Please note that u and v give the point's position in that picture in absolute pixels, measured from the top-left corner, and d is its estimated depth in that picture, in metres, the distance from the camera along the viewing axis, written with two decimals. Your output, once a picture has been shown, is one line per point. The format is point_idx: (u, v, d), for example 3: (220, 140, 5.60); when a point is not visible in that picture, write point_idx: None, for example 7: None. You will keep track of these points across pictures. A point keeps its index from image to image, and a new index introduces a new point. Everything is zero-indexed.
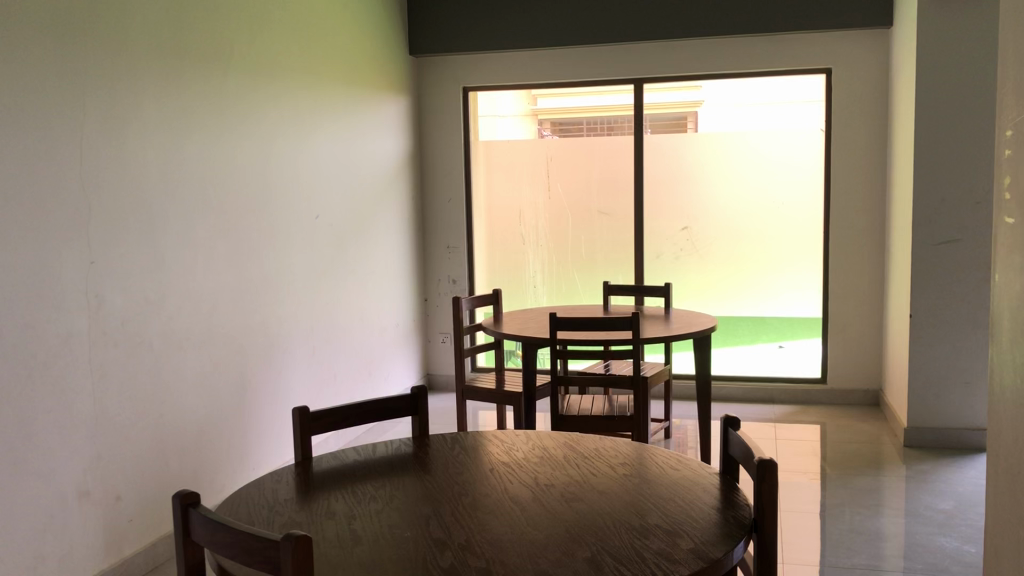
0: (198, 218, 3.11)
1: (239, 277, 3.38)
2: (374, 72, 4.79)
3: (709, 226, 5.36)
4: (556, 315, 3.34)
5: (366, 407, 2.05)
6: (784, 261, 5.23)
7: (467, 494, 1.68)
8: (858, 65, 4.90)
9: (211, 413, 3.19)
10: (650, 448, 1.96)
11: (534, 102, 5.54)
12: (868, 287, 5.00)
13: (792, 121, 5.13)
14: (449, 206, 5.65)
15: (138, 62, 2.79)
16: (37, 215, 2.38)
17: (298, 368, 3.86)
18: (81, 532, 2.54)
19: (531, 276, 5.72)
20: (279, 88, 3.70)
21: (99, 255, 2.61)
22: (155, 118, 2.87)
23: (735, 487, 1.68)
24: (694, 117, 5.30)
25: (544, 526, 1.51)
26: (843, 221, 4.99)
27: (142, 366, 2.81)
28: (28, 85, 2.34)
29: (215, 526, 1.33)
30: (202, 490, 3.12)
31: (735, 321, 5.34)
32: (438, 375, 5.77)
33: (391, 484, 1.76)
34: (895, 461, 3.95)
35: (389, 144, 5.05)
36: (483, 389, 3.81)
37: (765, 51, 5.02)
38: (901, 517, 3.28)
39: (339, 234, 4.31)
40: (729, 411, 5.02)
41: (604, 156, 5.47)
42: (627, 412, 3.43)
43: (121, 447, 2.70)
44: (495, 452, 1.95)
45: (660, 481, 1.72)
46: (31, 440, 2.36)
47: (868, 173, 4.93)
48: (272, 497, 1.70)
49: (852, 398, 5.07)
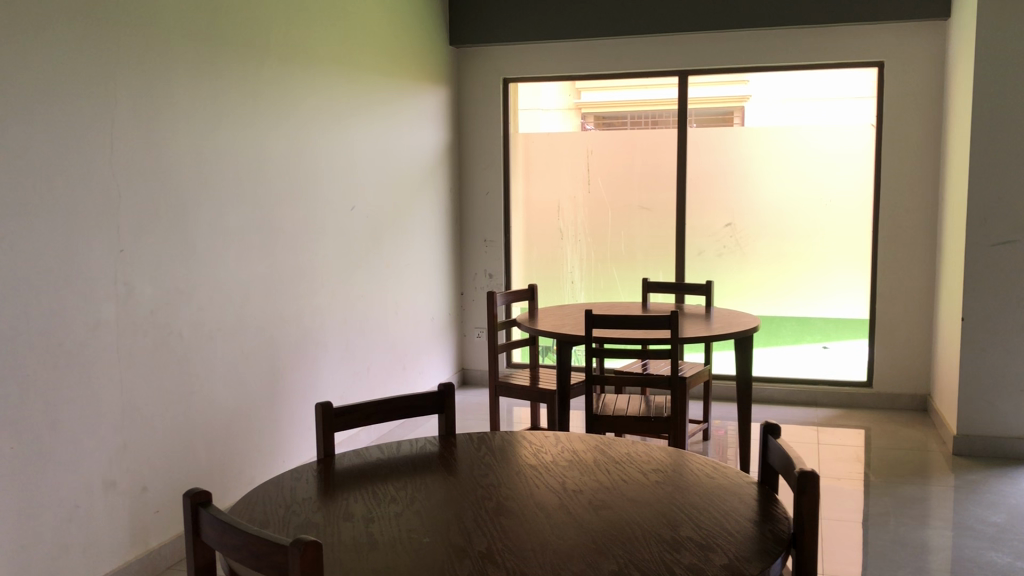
0: (230, 205, 3.07)
1: (272, 268, 3.35)
2: (414, 62, 4.74)
3: (754, 224, 5.23)
4: (592, 313, 3.25)
5: (389, 404, 1.99)
6: (831, 261, 5.09)
7: (491, 498, 1.61)
8: (914, 59, 4.73)
9: (242, 404, 3.16)
10: (683, 454, 1.87)
11: (577, 95, 5.48)
12: (918, 290, 4.84)
13: (842, 116, 4.98)
14: (487, 199, 5.59)
15: (171, 48, 2.76)
16: (67, 200, 2.35)
17: (331, 362, 3.83)
18: (106, 523, 2.51)
19: (569, 273, 5.64)
20: (316, 76, 3.66)
21: (129, 243, 2.58)
22: (190, 106, 2.84)
23: (774, 500, 1.59)
24: (741, 112, 5.16)
25: (570, 534, 1.44)
26: (894, 220, 4.84)
27: (172, 356, 2.78)
28: (60, 70, 2.31)
29: (225, 528, 1.27)
30: (232, 482, 3.10)
31: (778, 321, 5.22)
32: (473, 371, 5.72)
33: (412, 486, 1.69)
34: (943, 469, 3.80)
35: (428, 136, 5.00)
36: (516, 386, 3.73)
37: (816, 44, 4.88)
38: (950, 529, 3.15)
39: (375, 227, 4.28)
40: (770, 412, 4.89)
41: (647, 151, 5.37)
42: (664, 413, 3.34)
43: (148, 438, 2.67)
44: (523, 454, 1.88)
45: (695, 489, 1.64)
46: (56, 429, 2.33)
47: (920, 169, 4.77)
48: (290, 496, 1.64)
49: (899, 403, 4.92)
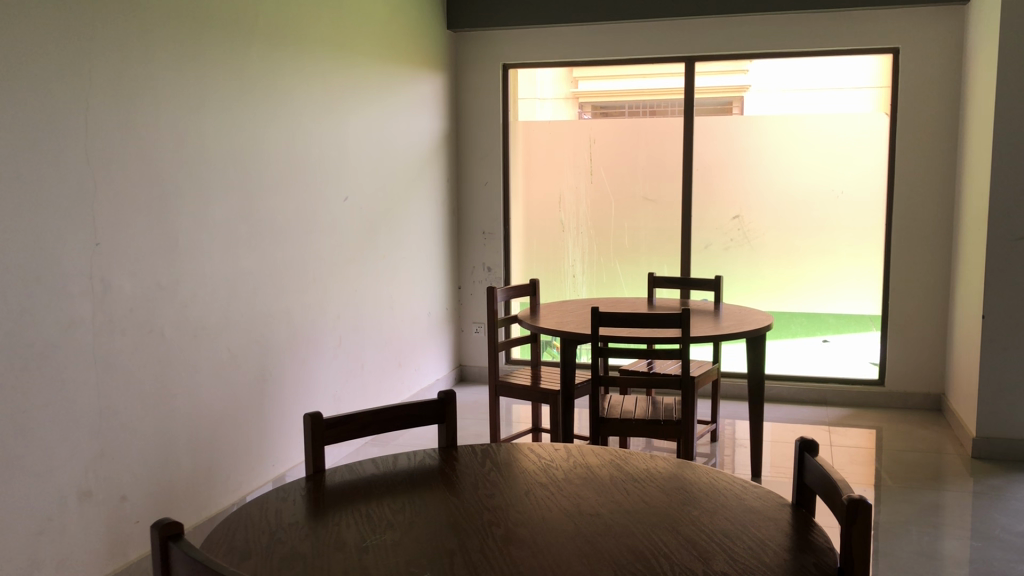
0: (216, 197, 2.90)
1: (260, 262, 3.17)
2: (410, 47, 4.56)
3: (763, 216, 5.06)
4: (598, 310, 3.08)
5: (384, 414, 1.83)
6: (842, 255, 4.93)
7: (498, 524, 1.45)
8: (930, 45, 4.57)
9: (229, 407, 3.00)
10: (706, 469, 1.71)
11: (574, 85, 5.33)
12: (933, 284, 4.69)
13: (854, 105, 4.81)
14: (486, 189, 5.42)
15: (152, 28, 2.58)
16: (39, 191, 2.18)
17: (324, 361, 3.66)
18: (82, 536, 2.34)
19: (570, 267, 5.48)
20: (307, 58, 3.48)
21: (106, 237, 2.41)
22: (173, 91, 2.68)
23: (812, 524, 1.43)
24: (740, 102, 5.02)
25: (588, 568, 1.28)
26: (907, 211, 4.69)
27: (153, 357, 2.61)
28: (32, 51, 2.15)
29: (198, 568, 1.11)
30: (217, 489, 2.94)
31: (786, 317, 5.06)
32: (471, 368, 5.56)
33: (410, 507, 1.53)
34: (962, 474, 3.66)
35: (424, 125, 4.82)
36: (517, 387, 3.56)
37: (826, 29, 4.71)
38: (974, 540, 2.99)
39: (369, 219, 4.10)
40: (777, 411, 4.74)
41: (649, 141, 5.20)
42: (673, 416, 3.17)
43: (127, 443, 2.50)
44: (531, 471, 1.71)
45: (725, 513, 1.48)
46: (25, 437, 2.16)
47: (935, 159, 4.62)
48: (276, 520, 1.47)
49: (911, 402, 4.78)
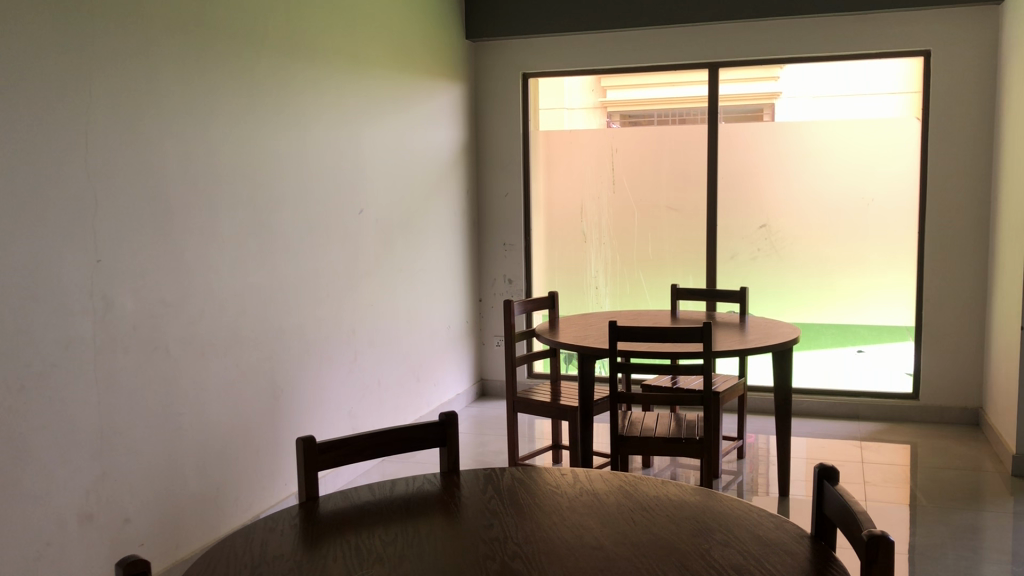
0: (223, 210, 2.85)
1: (269, 276, 3.11)
2: (427, 57, 4.50)
3: (792, 225, 4.93)
4: (617, 324, 2.99)
5: (381, 437, 1.75)
6: (873, 264, 4.79)
7: (494, 558, 1.36)
8: (963, 47, 4.43)
9: (237, 425, 2.93)
10: (722, 498, 1.60)
11: (602, 94, 5.22)
12: (969, 293, 4.53)
13: (885, 109, 4.68)
14: (506, 200, 5.35)
15: (156, 40, 2.53)
16: (37, 207, 2.14)
17: (338, 376, 3.59)
18: (82, 560, 2.28)
19: (593, 278, 5.38)
20: (320, 69, 3.43)
21: (107, 254, 2.36)
22: (178, 104, 2.63)
23: (833, 559, 1.33)
24: (771, 109, 4.89)
25: None
26: (941, 217, 4.54)
27: (157, 374, 2.55)
28: (32, 65, 2.11)
29: None
30: (225, 508, 2.87)
31: (817, 329, 4.92)
32: (492, 382, 5.47)
33: (404, 537, 1.45)
34: (1000, 494, 3.50)
35: (442, 136, 4.76)
36: (536, 403, 3.46)
37: (856, 32, 4.59)
38: (1013, 563, 2.85)
39: (386, 231, 4.04)
40: (807, 426, 4.60)
41: (674, 150, 5.10)
42: (696, 434, 3.06)
43: (129, 463, 2.44)
44: (536, 498, 1.62)
45: (739, 547, 1.38)
46: (22, 459, 2.10)
47: (969, 164, 4.47)
48: (261, 552, 1.40)
49: (947, 415, 4.61)
